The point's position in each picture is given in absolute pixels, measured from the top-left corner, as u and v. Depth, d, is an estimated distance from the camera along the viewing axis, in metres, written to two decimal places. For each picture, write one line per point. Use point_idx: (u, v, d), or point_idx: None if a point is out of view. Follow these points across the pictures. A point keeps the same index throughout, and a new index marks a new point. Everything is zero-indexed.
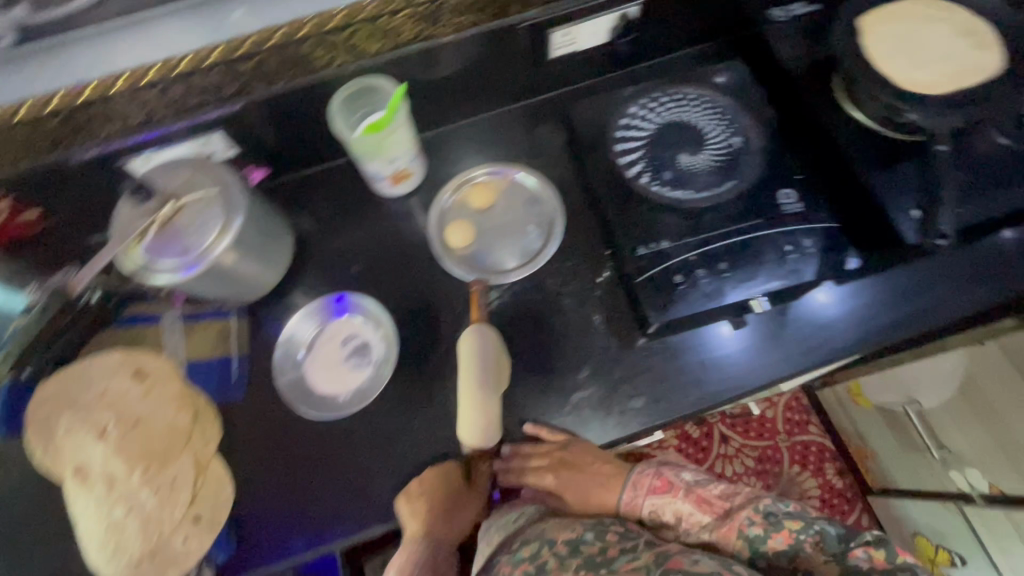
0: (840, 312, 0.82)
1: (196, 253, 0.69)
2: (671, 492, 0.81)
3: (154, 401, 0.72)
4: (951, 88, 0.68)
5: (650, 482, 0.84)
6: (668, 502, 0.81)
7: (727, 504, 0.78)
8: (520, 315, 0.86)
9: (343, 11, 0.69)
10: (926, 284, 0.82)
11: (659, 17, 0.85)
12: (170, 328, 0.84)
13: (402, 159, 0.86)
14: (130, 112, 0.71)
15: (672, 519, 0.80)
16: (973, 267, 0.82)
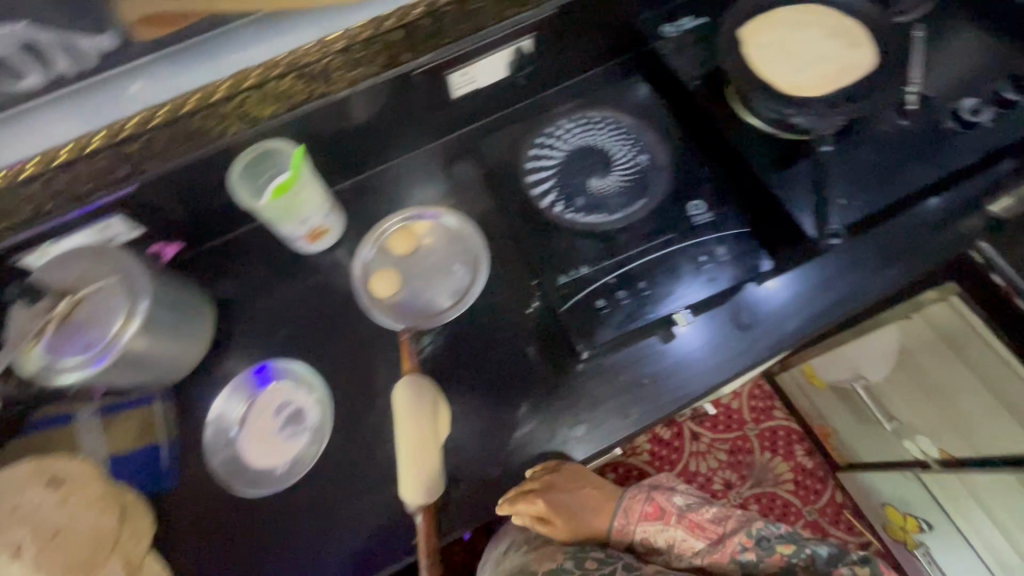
0: (785, 304, 0.77)
1: (102, 346, 0.63)
2: (664, 520, 0.99)
3: (74, 508, 0.60)
4: (825, 90, 0.72)
5: (642, 508, 1.00)
6: (661, 529, 0.98)
7: (720, 529, 0.96)
8: (459, 360, 0.77)
9: (227, 81, 0.64)
10: (864, 261, 0.79)
11: (557, 46, 0.84)
12: (86, 426, 0.72)
13: (315, 216, 0.79)
14: (15, 207, 0.64)
15: (665, 543, 0.98)
16: (908, 240, 0.80)
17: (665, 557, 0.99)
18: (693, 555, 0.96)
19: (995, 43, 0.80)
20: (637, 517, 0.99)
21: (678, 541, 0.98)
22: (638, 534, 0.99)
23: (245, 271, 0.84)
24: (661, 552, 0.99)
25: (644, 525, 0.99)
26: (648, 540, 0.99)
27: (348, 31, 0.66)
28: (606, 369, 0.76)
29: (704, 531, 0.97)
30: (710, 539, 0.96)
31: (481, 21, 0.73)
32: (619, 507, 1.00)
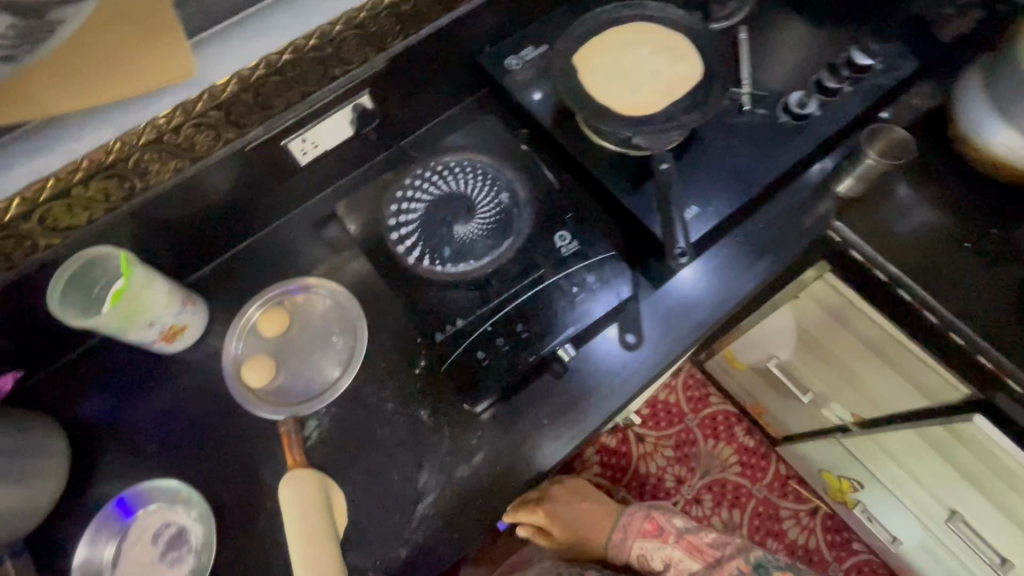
0: (697, 292, 0.78)
1: None
2: (661, 537, 0.98)
3: None
4: (660, 106, 0.73)
5: (640, 525, 1.01)
6: (658, 547, 0.98)
7: (716, 552, 0.94)
8: (346, 440, 0.71)
9: (15, 199, 0.56)
10: (751, 250, 0.81)
11: (400, 94, 0.80)
12: None
13: (164, 317, 0.71)
14: None
15: (658, 559, 0.97)
16: (793, 213, 0.84)
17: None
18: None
19: (810, 37, 0.85)
20: (632, 535, 1.01)
21: (676, 561, 0.96)
22: (636, 554, 1.00)
23: (98, 385, 0.75)
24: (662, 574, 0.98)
25: (639, 541, 1.00)
26: (646, 558, 0.99)
27: (148, 122, 0.59)
28: (502, 417, 0.71)
29: (703, 552, 0.94)
30: (704, 558, 0.93)
31: (306, 85, 0.68)
32: (617, 527, 1.03)
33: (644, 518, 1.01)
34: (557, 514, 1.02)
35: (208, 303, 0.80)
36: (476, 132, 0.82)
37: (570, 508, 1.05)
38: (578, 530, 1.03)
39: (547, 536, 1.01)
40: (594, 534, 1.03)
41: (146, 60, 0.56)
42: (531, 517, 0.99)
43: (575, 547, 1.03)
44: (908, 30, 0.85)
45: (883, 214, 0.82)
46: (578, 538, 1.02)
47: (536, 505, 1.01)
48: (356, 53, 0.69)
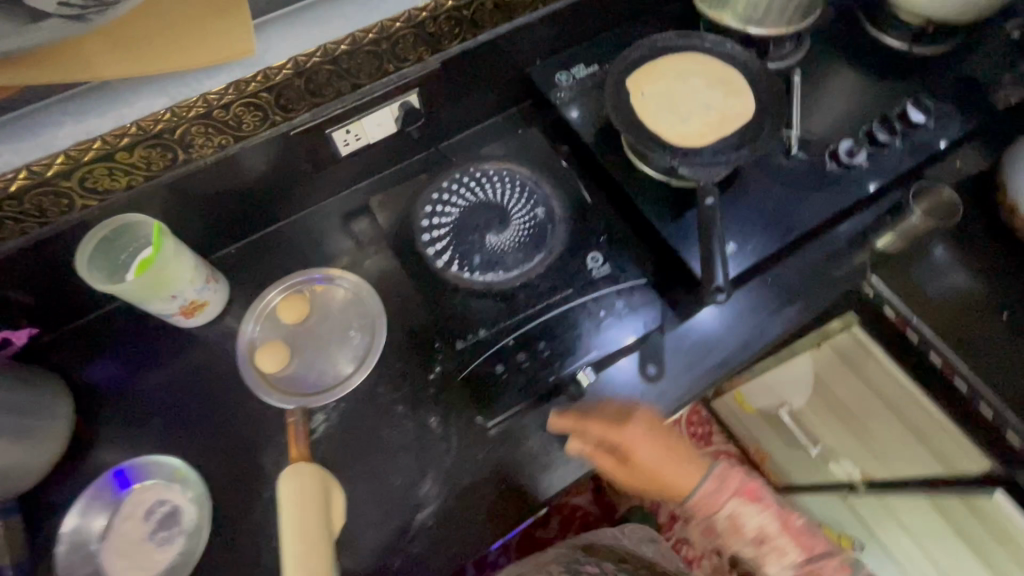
0: (719, 332, 0.76)
1: None
2: (760, 503, 0.61)
3: None
4: (708, 140, 0.72)
5: (739, 482, 0.62)
6: (753, 515, 0.61)
7: None
8: (353, 438, 0.69)
9: (60, 157, 0.56)
10: (784, 293, 0.79)
11: (448, 97, 0.80)
12: None
13: (187, 292, 0.69)
14: None
15: (754, 534, 0.61)
16: (829, 262, 0.82)
17: (751, 550, 0.62)
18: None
19: (860, 88, 0.85)
20: (727, 497, 0.62)
21: (789, 567, 0.60)
22: (723, 513, 0.62)
23: (112, 351, 0.75)
24: (751, 558, 0.63)
25: (736, 505, 0.61)
26: (733, 525, 0.62)
27: (199, 96, 0.60)
28: (512, 434, 0.69)
29: (805, 539, 0.61)
30: (804, 547, 0.61)
31: (359, 77, 0.69)
32: (705, 484, 0.62)
33: (744, 480, 0.62)
34: (643, 443, 0.63)
35: (230, 283, 0.80)
36: (505, 148, 0.83)
37: (653, 452, 0.63)
38: (662, 467, 0.63)
39: (615, 456, 0.64)
40: (679, 480, 0.63)
41: (205, 30, 0.55)
42: (594, 430, 0.65)
43: (656, 487, 0.64)
44: (962, 91, 0.85)
45: (918, 270, 0.80)
46: (658, 472, 0.63)
47: (626, 429, 0.63)
48: (411, 49, 0.70)
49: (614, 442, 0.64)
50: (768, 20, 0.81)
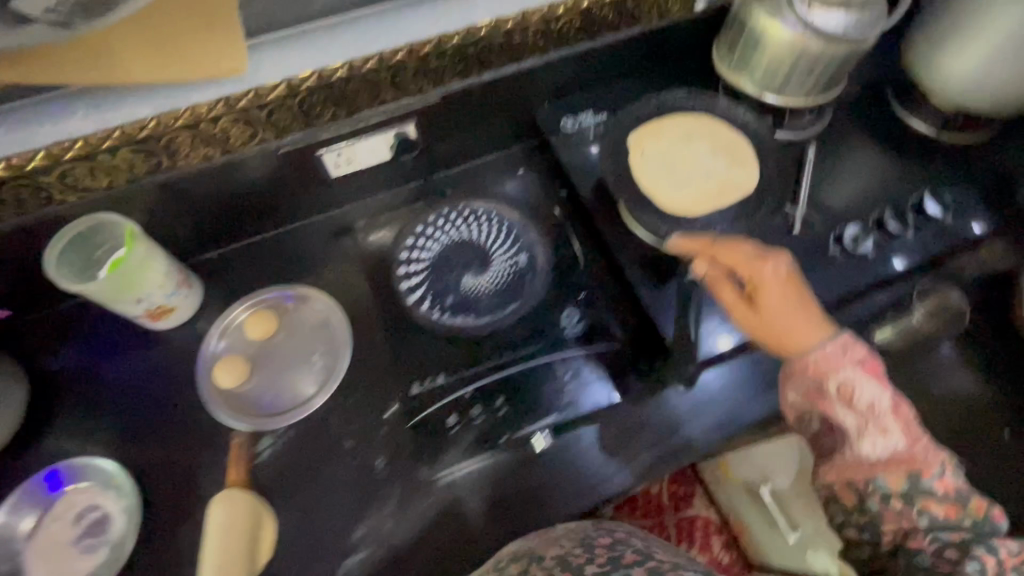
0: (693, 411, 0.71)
1: None
2: (881, 382, 0.57)
3: None
4: (702, 211, 0.69)
5: (863, 358, 0.57)
6: (870, 390, 0.56)
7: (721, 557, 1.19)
8: (294, 469, 0.67)
9: (41, 153, 0.56)
10: None
11: (448, 130, 0.79)
12: None
13: (155, 296, 0.68)
14: None
15: (863, 410, 0.56)
16: None
17: (849, 423, 0.56)
18: (912, 476, 0.54)
19: (876, 171, 0.82)
20: (849, 365, 0.57)
21: (892, 450, 0.55)
22: (832, 380, 0.57)
23: (75, 342, 0.74)
24: (841, 437, 0.57)
25: (856, 374, 0.57)
26: (844, 396, 0.56)
27: (187, 108, 0.60)
28: (458, 490, 0.66)
29: (913, 429, 0.56)
30: (910, 435, 0.56)
31: (356, 104, 0.68)
32: (832, 344, 0.58)
33: (871, 357, 0.58)
34: (776, 287, 0.61)
35: (205, 286, 0.78)
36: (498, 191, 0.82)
37: (786, 296, 0.61)
38: (790, 317, 0.60)
39: (741, 292, 0.63)
40: (805, 332, 0.59)
41: (197, 46, 0.55)
42: (728, 258, 0.62)
43: (769, 333, 0.61)
44: (987, 187, 0.80)
45: (919, 369, 0.77)
46: (783, 319, 0.60)
47: (763, 264, 0.62)
48: (411, 82, 0.70)
49: (743, 276, 0.62)
50: (792, 92, 0.77)
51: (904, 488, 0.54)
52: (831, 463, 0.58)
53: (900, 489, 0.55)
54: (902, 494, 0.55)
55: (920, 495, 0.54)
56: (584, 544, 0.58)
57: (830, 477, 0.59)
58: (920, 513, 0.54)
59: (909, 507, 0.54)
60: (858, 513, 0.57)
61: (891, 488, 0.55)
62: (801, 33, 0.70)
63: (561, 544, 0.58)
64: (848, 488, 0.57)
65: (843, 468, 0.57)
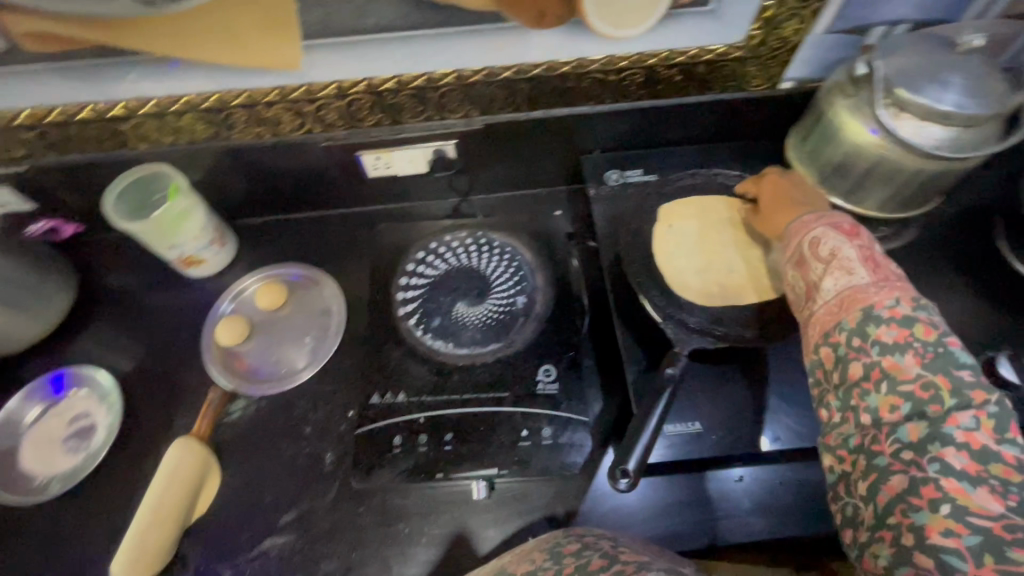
0: (650, 510, 0.65)
1: None
2: (850, 235, 0.49)
3: None
4: (714, 304, 0.64)
5: (831, 216, 0.51)
6: (833, 240, 0.49)
7: None
8: (253, 438, 0.71)
9: (120, 103, 0.64)
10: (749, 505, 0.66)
11: (488, 159, 0.80)
12: None
13: (188, 247, 0.75)
14: None
15: (823, 259, 0.48)
16: None
17: (816, 274, 0.49)
18: (865, 310, 0.44)
19: (949, 311, 0.71)
20: (818, 221, 0.51)
21: (853, 286, 0.46)
22: (802, 238, 0.51)
23: (123, 269, 0.83)
24: (807, 291, 0.49)
25: (825, 230, 0.50)
26: (810, 252, 0.49)
27: (245, 90, 0.65)
28: (388, 509, 0.66)
29: (888, 276, 0.46)
30: (881, 275, 0.46)
31: (401, 115, 0.71)
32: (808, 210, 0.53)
33: (849, 221, 0.50)
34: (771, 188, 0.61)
35: (239, 246, 0.84)
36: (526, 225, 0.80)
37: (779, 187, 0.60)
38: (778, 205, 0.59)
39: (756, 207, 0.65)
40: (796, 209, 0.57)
41: (260, 41, 0.60)
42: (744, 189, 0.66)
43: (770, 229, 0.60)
44: None
45: None
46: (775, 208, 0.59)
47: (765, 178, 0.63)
48: (458, 105, 0.71)
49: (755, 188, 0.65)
50: (865, 200, 0.68)
51: (859, 324, 0.44)
52: (805, 322, 0.49)
53: (856, 323, 0.44)
54: (858, 330, 0.44)
55: (877, 329, 0.43)
56: (551, 555, 0.47)
57: (809, 342, 0.48)
58: (873, 346, 0.43)
59: (865, 347, 0.43)
60: (833, 374, 0.45)
61: (851, 325, 0.44)
62: (881, 140, 0.61)
63: (531, 561, 0.47)
64: (823, 346, 0.46)
65: (813, 322, 0.48)
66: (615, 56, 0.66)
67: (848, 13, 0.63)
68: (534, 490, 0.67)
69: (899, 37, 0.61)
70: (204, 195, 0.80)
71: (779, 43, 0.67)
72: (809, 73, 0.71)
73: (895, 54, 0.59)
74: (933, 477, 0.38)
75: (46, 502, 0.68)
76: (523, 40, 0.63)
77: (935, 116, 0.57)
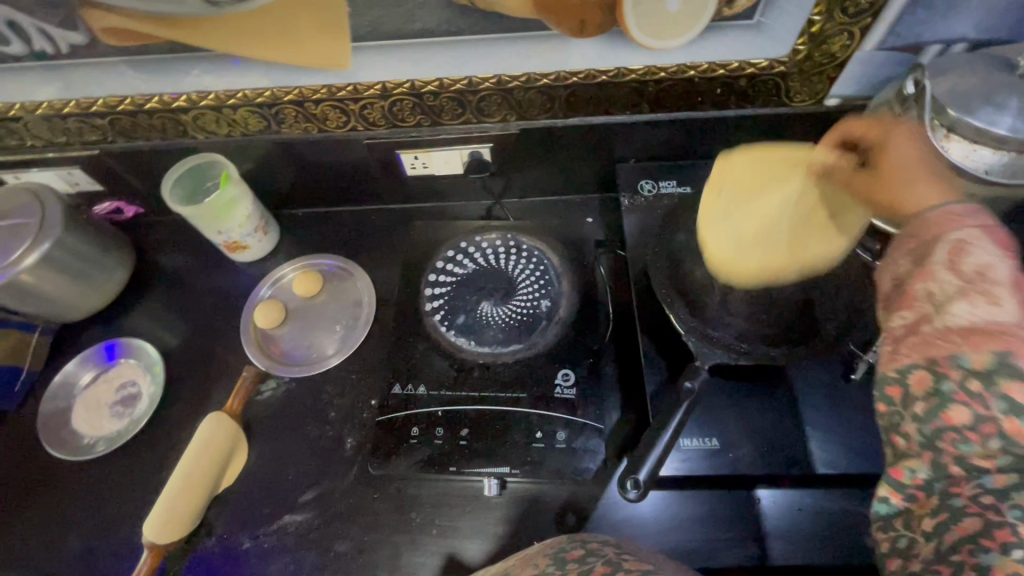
0: (663, 523, 0.64)
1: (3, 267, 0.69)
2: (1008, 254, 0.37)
3: None
4: (740, 320, 0.62)
5: (987, 220, 0.39)
6: (990, 252, 0.36)
7: None
8: (282, 417, 0.74)
9: (182, 96, 0.69)
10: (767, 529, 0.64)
11: (521, 164, 0.81)
12: None
13: (233, 232, 0.79)
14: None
15: (968, 271, 0.36)
16: None
17: (942, 286, 0.36)
18: (1001, 352, 0.33)
19: None
20: (963, 225, 0.38)
21: (994, 321, 0.34)
22: (935, 241, 0.39)
23: (175, 250, 0.89)
24: (920, 302, 0.37)
25: (973, 236, 0.38)
26: (948, 251, 0.37)
27: (296, 88, 0.69)
28: (402, 498, 0.68)
29: None
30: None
31: (440, 117, 0.73)
32: (953, 205, 0.40)
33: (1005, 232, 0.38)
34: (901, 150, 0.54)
35: (281, 234, 0.89)
36: (556, 230, 0.81)
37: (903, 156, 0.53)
38: (903, 176, 0.52)
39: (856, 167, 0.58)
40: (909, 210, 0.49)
41: (313, 42, 0.63)
42: (856, 130, 0.59)
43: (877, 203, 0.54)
44: None
45: None
46: (894, 178, 0.52)
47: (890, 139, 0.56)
48: (495, 109, 0.72)
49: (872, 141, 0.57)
50: None
51: (988, 367, 0.33)
52: (903, 337, 0.37)
53: (984, 366, 0.33)
54: (983, 372, 0.33)
55: (1008, 383, 0.32)
56: (555, 560, 0.47)
57: (895, 359, 0.37)
58: (997, 396, 0.32)
59: (984, 396, 0.33)
60: (918, 403, 0.35)
61: (976, 365, 0.33)
62: None
63: (535, 565, 0.47)
64: (921, 369, 0.35)
65: (920, 343, 0.36)
66: (654, 66, 0.66)
67: (899, 30, 0.61)
68: (545, 493, 0.67)
69: (952, 56, 0.59)
70: (252, 185, 0.84)
71: (825, 58, 0.65)
72: (855, 90, 0.69)
73: (946, 75, 0.57)
74: (1011, 523, 0.30)
75: (92, 461, 0.74)
76: (563, 49, 0.64)
77: (989, 139, 0.54)
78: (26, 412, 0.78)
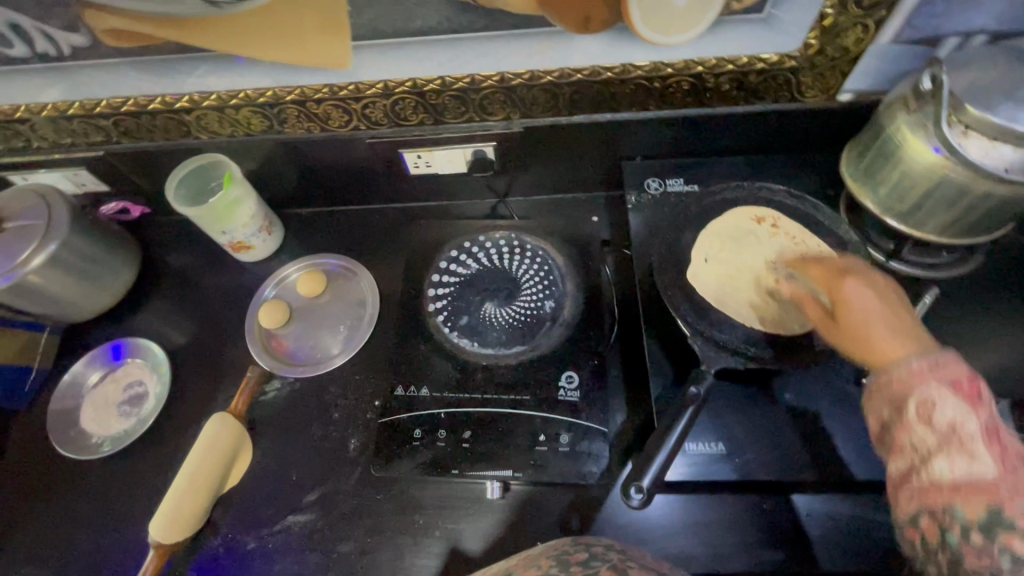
0: (668, 529, 0.63)
1: (9, 269, 0.69)
2: (976, 404, 0.39)
3: None
4: (749, 324, 0.61)
5: (954, 372, 0.41)
6: (957, 408, 0.39)
7: None
8: (286, 418, 0.74)
9: (184, 96, 0.69)
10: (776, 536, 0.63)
11: (526, 162, 0.80)
12: None
13: (238, 232, 0.79)
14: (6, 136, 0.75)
15: (941, 428, 0.39)
16: None
17: (919, 445, 0.39)
18: (991, 507, 0.35)
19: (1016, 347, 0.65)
20: (928, 378, 0.41)
21: (974, 477, 0.36)
22: (904, 397, 0.41)
23: (181, 250, 0.89)
24: (904, 458, 0.40)
25: (938, 390, 0.40)
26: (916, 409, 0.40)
27: (297, 87, 0.69)
28: (406, 499, 0.68)
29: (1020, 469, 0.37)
30: (1009, 466, 0.37)
31: (443, 115, 0.72)
32: (919, 357, 0.42)
33: (971, 376, 0.40)
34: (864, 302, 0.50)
35: (285, 234, 0.88)
36: (560, 230, 0.80)
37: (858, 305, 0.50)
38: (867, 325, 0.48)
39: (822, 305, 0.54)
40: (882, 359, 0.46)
41: (314, 40, 0.63)
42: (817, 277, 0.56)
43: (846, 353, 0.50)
44: None
45: None
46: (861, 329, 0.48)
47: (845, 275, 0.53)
48: (498, 108, 0.71)
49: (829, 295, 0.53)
50: (925, 224, 0.63)
51: (981, 521, 0.35)
52: (898, 486, 0.40)
53: (978, 521, 0.35)
54: (979, 527, 0.35)
55: (1008, 535, 0.34)
56: (558, 562, 0.46)
57: (902, 505, 0.40)
58: (1004, 551, 0.34)
59: (988, 551, 0.35)
60: (937, 553, 0.37)
61: (970, 520, 0.36)
62: (946, 159, 0.56)
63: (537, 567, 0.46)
64: (926, 518, 0.38)
65: (913, 493, 0.39)
66: (660, 62, 0.65)
67: (915, 23, 0.59)
68: (549, 496, 0.67)
69: (971, 48, 0.56)
70: (256, 184, 0.84)
71: (838, 52, 0.63)
72: (869, 85, 0.67)
73: (965, 69, 0.55)
74: None
75: (100, 460, 0.74)
76: (567, 45, 0.63)
77: (1010, 136, 0.52)
78: (36, 411, 0.79)
